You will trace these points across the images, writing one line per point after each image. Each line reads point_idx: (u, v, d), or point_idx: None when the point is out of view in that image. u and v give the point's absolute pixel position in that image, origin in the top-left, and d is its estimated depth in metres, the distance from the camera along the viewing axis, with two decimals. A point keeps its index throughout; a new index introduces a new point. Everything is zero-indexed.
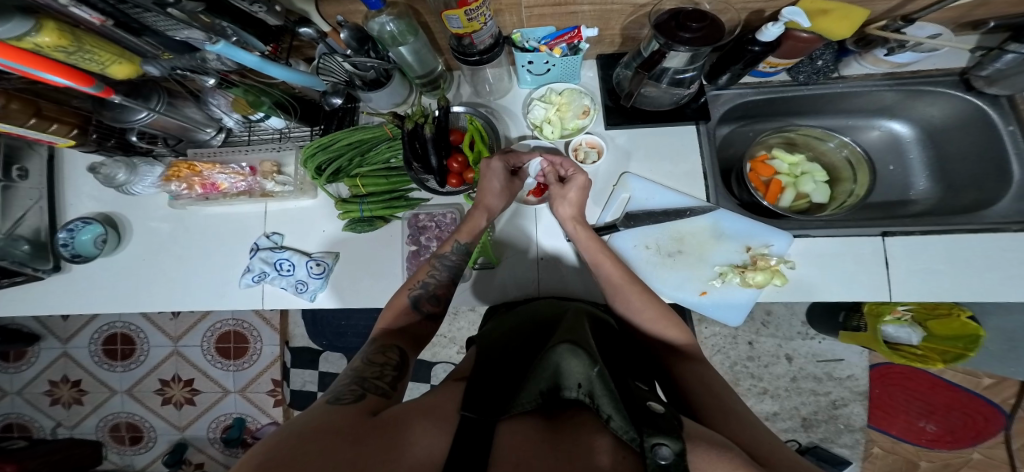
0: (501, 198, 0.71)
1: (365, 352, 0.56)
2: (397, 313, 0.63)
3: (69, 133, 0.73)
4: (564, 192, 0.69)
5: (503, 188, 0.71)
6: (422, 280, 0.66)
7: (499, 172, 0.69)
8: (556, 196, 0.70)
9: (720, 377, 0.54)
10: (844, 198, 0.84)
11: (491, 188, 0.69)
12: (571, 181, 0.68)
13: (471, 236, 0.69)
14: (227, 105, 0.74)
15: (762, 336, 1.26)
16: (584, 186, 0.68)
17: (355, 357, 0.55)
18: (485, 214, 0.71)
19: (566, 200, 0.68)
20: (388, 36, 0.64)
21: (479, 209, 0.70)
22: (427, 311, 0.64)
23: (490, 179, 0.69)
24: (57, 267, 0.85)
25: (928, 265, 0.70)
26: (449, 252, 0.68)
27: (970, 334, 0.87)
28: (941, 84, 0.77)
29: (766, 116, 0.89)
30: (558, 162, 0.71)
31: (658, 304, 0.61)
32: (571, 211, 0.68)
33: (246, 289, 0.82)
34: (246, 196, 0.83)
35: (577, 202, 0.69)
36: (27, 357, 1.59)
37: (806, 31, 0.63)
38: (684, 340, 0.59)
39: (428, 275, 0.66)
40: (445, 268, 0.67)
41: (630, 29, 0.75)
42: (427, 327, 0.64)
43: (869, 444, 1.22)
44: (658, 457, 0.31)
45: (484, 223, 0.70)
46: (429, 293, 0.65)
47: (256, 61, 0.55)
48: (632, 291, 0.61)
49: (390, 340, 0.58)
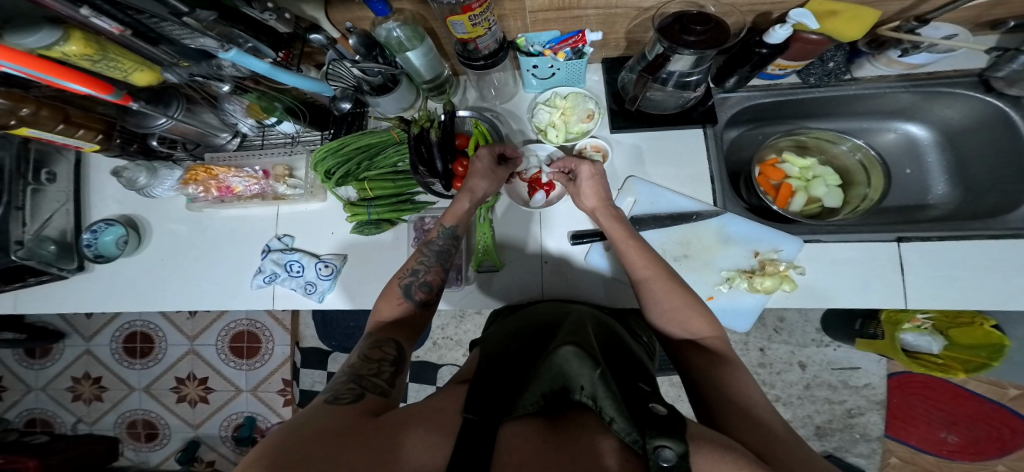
0: (489, 182, 0.71)
1: (359, 347, 0.56)
2: (391, 303, 0.61)
3: (95, 138, 0.75)
4: (579, 187, 0.72)
5: (489, 172, 0.71)
6: (414, 269, 0.64)
7: (487, 158, 0.72)
8: (572, 192, 0.73)
9: (743, 371, 0.52)
10: (857, 202, 0.82)
11: (478, 170, 0.70)
12: (581, 173, 0.71)
13: (455, 220, 0.69)
14: (243, 111, 0.77)
15: (775, 342, 1.24)
16: (595, 173, 0.71)
17: (350, 353, 0.54)
18: (468, 197, 0.69)
19: (582, 194, 0.71)
20: (395, 42, 0.65)
21: (463, 194, 0.69)
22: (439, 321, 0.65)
23: (479, 162, 0.70)
24: (81, 266, 0.88)
25: (945, 272, 0.68)
26: (436, 238, 0.68)
27: (994, 343, 0.85)
28: (960, 85, 0.75)
29: (775, 119, 0.87)
30: (566, 161, 0.73)
31: (668, 287, 0.59)
32: (593, 202, 0.70)
33: (257, 289, 0.84)
34: (259, 199, 0.84)
35: (595, 191, 0.70)
36: (52, 354, 1.65)
37: (814, 33, 0.62)
38: (707, 333, 0.57)
39: (418, 262, 0.65)
40: (435, 256, 0.66)
41: (635, 33, 0.75)
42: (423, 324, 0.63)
43: (886, 454, 1.19)
44: (661, 458, 0.30)
45: (467, 206, 0.69)
46: (421, 280, 0.63)
47: (267, 68, 0.57)
48: (657, 283, 0.60)
49: (385, 334, 0.57)
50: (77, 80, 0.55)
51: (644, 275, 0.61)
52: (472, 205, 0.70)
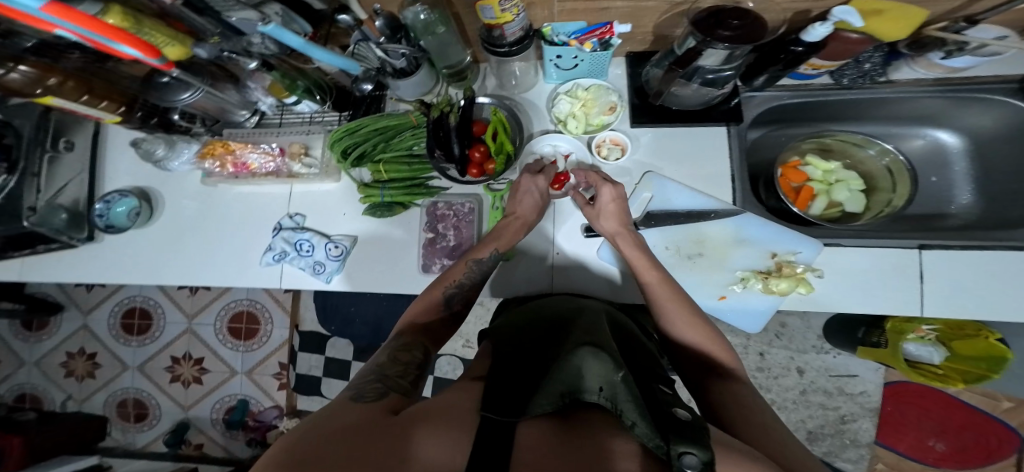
0: (536, 205, 0.72)
1: (389, 345, 0.56)
2: (428, 309, 0.62)
3: (117, 110, 0.76)
4: (598, 209, 0.69)
5: (539, 198, 0.72)
6: (458, 281, 0.66)
7: (538, 187, 0.71)
8: (592, 215, 0.70)
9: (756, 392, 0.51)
10: (880, 208, 0.82)
11: (531, 198, 0.71)
12: (602, 195, 0.69)
13: (506, 245, 0.70)
14: (264, 89, 0.77)
15: (774, 347, 1.24)
16: (618, 195, 0.69)
17: (379, 351, 0.55)
18: (521, 227, 0.71)
19: (604, 216, 0.68)
20: (421, 24, 0.64)
21: (516, 222, 0.71)
22: (456, 310, 0.65)
23: (530, 190, 0.71)
24: (90, 236, 0.88)
25: (959, 282, 0.68)
26: (486, 258, 0.68)
27: (996, 355, 0.85)
28: (997, 91, 0.73)
29: (798, 121, 0.86)
30: (590, 177, 0.71)
31: (675, 300, 0.59)
32: (614, 224, 0.68)
33: (266, 267, 0.83)
34: (274, 176, 0.83)
35: (618, 213, 0.68)
36: (48, 328, 1.65)
37: (854, 32, 0.61)
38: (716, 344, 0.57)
39: (463, 276, 0.66)
40: (481, 275, 0.68)
41: (662, 28, 0.73)
42: (449, 326, 0.64)
43: (874, 460, 1.21)
44: (684, 464, 0.30)
45: (517, 232, 0.71)
46: (462, 293, 0.65)
47: (301, 42, 0.56)
48: (664, 288, 0.61)
49: (414, 338, 0.57)
50: (129, 42, 0.52)
51: (651, 278, 0.62)
52: (522, 230, 0.71)
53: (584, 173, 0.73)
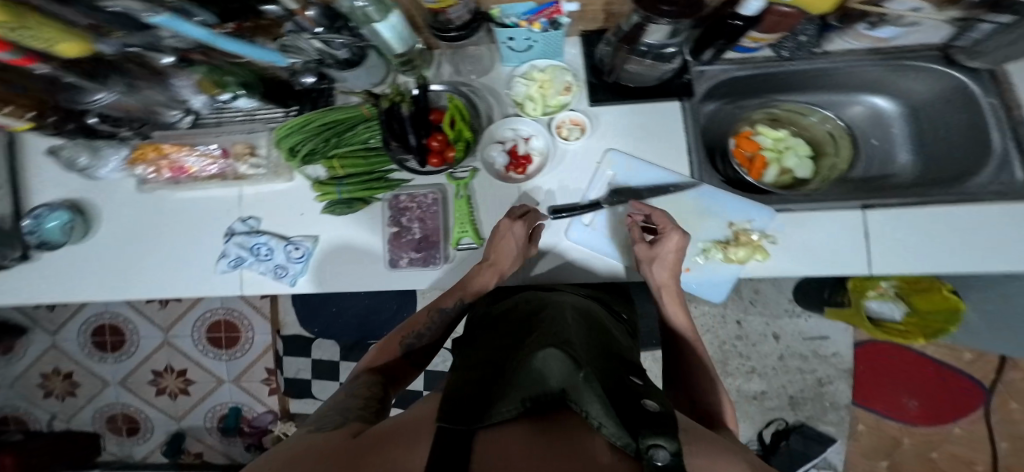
0: (517, 257, 0.69)
1: (348, 386, 0.57)
2: (384, 354, 0.66)
3: (26, 115, 0.68)
4: (654, 253, 0.66)
5: (521, 252, 0.69)
6: (418, 331, 0.68)
7: (519, 237, 0.68)
8: (646, 257, 0.67)
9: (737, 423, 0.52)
10: (827, 171, 0.87)
11: (512, 250, 0.68)
12: (664, 240, 0.65)
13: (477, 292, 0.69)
14: (194, 86, 0.74)
15: (750, 314, 1.27)
16: (679, 245, 0.65)
17: (338, 390, 0.56)
18: (494, 275, 0.69)
19: (663, 263, 0.66)
20: (360, 12, 0.60)
21: (490, 270, 0.68)
22: (414, 359, 0.68)
23: (514, 242, 0.67)
24: (25, 256, 0.82)
25: (906, 240, 0.70)
26: (449, 306, 0.68)
27: (951, 307, 0.89)
28: (923, 58, 0.75)
29: (750, 94, 0.88)
30: (659, 216, 0.67)
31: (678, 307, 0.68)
32: (667, 275, 0.67)
33: (224, 274, 0.80)
34: (218, 179, 0.80)
35: (672, 265, 0.66)
36: (11, 353, 1.57)
37: (788, 6, 0.61)
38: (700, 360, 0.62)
39: (423, 324, 0.68)
40: (442, 326, 0.68)
41: (613, 5, 0.72)
42: (408, 375, 0.66)
43: (855, 421, 1.25)
44: (654, 459, 0.25)
45: (490, 280, 0.69)
46: (421, 342, 0.67)
47: (204, 33, 0.54)
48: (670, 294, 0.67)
49: (374, 377, 0.59)
50: None
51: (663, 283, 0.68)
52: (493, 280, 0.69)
53: (660, 215, 0.67)
